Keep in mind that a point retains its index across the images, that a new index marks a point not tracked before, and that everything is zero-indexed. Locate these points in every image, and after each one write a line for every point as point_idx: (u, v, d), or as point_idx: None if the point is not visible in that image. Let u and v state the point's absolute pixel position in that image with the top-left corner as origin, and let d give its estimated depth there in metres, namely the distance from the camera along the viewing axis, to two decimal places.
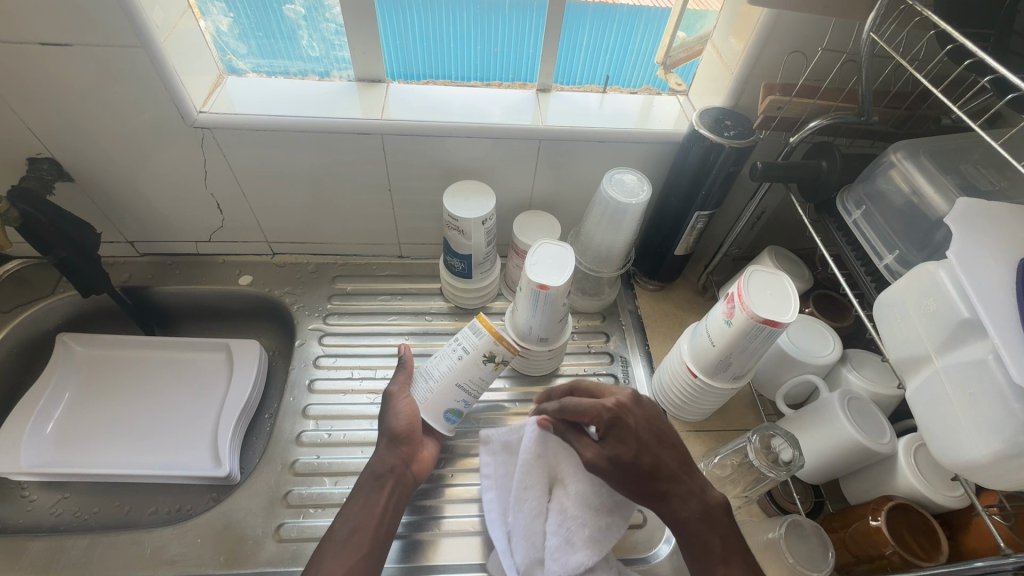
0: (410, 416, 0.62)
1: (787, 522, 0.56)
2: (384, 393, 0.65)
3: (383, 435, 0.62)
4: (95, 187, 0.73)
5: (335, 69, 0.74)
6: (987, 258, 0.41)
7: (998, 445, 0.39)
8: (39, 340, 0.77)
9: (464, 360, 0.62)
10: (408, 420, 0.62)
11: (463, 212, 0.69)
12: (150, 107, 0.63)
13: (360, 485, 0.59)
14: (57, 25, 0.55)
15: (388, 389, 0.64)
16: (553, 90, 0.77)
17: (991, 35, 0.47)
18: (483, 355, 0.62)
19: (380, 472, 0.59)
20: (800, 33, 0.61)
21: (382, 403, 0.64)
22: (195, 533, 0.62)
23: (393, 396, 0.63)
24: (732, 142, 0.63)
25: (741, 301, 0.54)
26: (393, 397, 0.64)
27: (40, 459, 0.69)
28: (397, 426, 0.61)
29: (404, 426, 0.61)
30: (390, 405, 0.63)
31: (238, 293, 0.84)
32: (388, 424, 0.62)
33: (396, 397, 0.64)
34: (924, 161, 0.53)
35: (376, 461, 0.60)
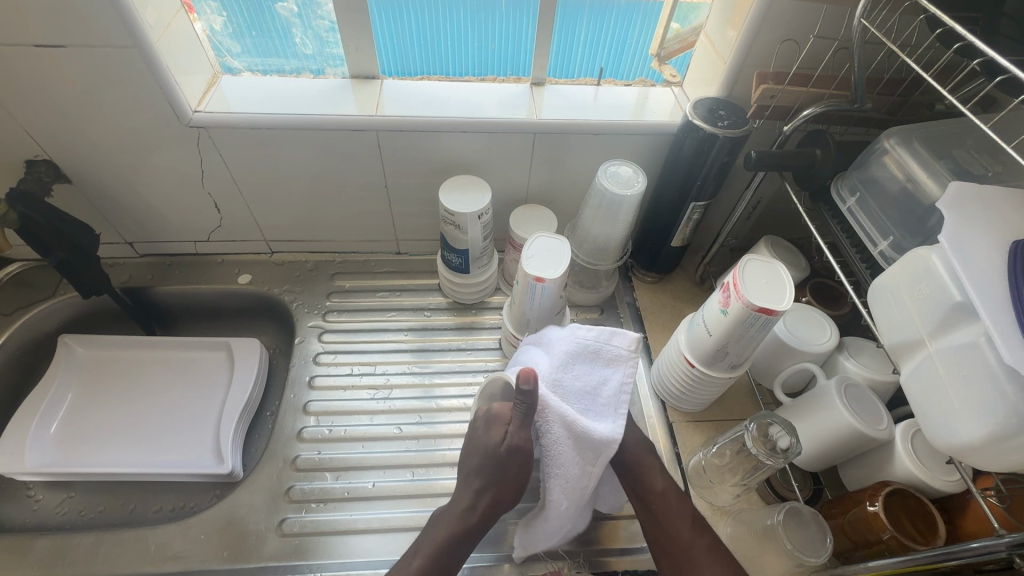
0: (520, 476, 0.54)
1: (784, 509, 0.57)
2: (503, 441, 0.53)
3: (486, 490, 0.55)
4: (93, 188, 0.73)
5: (330, 67, 0.74)
6: (979, 241, 0.42)
7: (990, 427, 0.39)
8: (42, 341, 0.78)
9: None
10: (513, 488, 0.55)
11: (459, 207, 0.69)
12: (145, 108, 0.63)
13: (434, 541, 0.53)
14: (54, 27, 0.55)
15: (508, 447, 0.53)
16: (547, 84, 0.77)
17: (979, 18, 0.48)
18: None
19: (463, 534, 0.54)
20: (791, 22, 0.61)
21: (500, 451, 0.53)
22: (198, 529, 0.62)
23: (516, 455, 0.52)
24: (726, 132, 0.63)
25: (736, 290, 0.55)
26: (515, 457, 0.53)
27: (45, 459, 0.69)
28: (502, 496, 0.55)
29: (516, 483, 0.54)
30: (509, 462, 0.53)
31: (238, 292, 0.85)
32: (499, 484, 0.54)
33: (517, 453, 0.53)
34: (917, 146, 0.53)
35: (468, 524, 0.54)
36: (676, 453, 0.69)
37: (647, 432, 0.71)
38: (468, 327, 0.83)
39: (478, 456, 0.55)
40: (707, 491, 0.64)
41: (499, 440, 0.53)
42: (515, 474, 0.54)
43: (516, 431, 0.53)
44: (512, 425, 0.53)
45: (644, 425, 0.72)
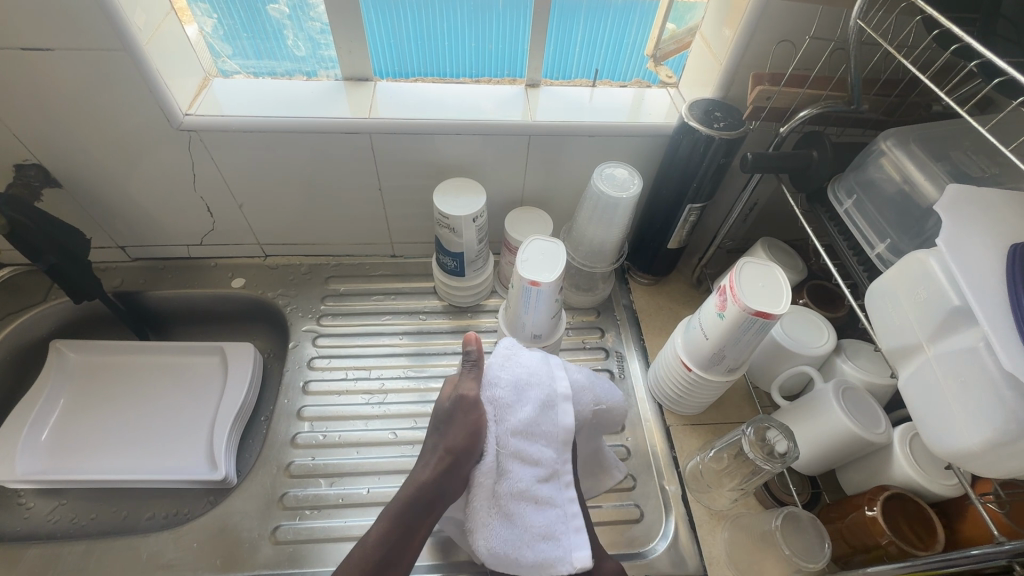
0: (469, 431, 0.50)
1: (782, 514, 0.56)
2: (450, 395, 0.53)
3: (437, 446, 0.50)
4: (84, 192, 0.72)
5: (323, 69, 0.73)
6: (977, 244, 0.41)
7: (989, 433, 0.39)
8: (33, 346, 0.77)
9: None
10: (465, 437, 0.50)
11: (453, 210, 0.69)
12: (135, 112, 0.63)
13: (383, 512, 0.47)
14: (41, 30, 0.54)
15: (455, 397, 0.52)
16: (543, 85, 0.77)
17: (977, 19, 0.47)
18: None
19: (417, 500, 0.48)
20: (788, 23, 0.60)
21: (446, 406, 0.52)
22: (190, 537, 0.62)
23: (460, 404, 0.52)
24: (722, 134, 0.62)
25: (733, 293, 0.54)
26: (462, 407, 0.52)
27: (36, 466, 0.69)
28: (456, 445, 0.50)
29: (461, 442, 0.50)
30: (456, 413, 0.51)
31: (232, 296, 0.84)
32: (447, 434, 0.51)
33: (464, 403, 0.52)
34: (914, 148, 0.53)
35: (421, 480, 0.49)
36: (673, 457, 0.69)
37: (644, 436, 0.71)
38: (464, 330, 0.82)
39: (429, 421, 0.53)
40: (704, 495, 0.64)
41: (448, 393, 0.53)
42: (462, 432, 0.50)
43: (467, 384, 0.53)
44: (461, 381, 0.54)
45: (641, 428, 0.71)
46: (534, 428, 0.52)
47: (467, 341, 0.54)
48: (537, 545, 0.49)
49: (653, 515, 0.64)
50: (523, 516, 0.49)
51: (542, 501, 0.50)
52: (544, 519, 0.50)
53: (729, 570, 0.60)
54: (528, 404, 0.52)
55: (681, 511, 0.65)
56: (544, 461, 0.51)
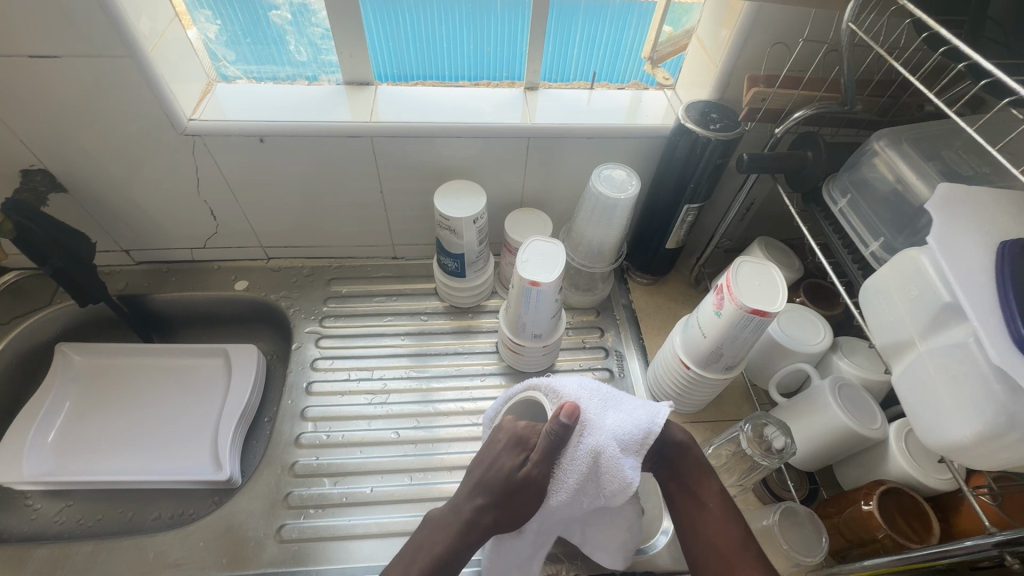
0: (523, 511, 0.51)
1: (780, 509, 0.57)
2: (518, 469, 0.51)
3: (488, 512, 0.51)
4: (89, 197, 0.73)
5: (324, 73, 0.74)
6: (967, 242, 0.42)
7: (980, 427, 0.40)
8: (38, 349, 0.78)
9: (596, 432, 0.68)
10: (517, 513, 0.51)
11: (454, 212, 0.70)
12: (139, 117, 0.64)
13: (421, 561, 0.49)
14: (48, 38, 0.55)
15: (523, 476, 0.51)
16: (541, 88, 0.78)
17: (966, 22, 0.48)
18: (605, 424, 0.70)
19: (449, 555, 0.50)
20: (782, 25, 0.61)
21: (514, 478, 0.51)
22: (197, 536, 0.63)
23: (528, 484, 0.50)
24: (718, 135, 0.63)
25: (730, 292, 0.55)
26: (525, 489, 0.51)
27: (43, 467, 0.70)
28: (502, 518, 0.51)
29: (512, 518, 0.51)
30: (521, 491, 0.51)
31: (234, 298, 0.85)
32: (502, 508, 0.51)
33: (531, 484, 0.51)
34: (906, 148, 0.54)
35: (461, 544, 0.50)
36: None
37: None
38: (465, 330, 0.83)
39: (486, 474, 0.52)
40: None
41: (516, 466, 0.51)
42: (519, 510, 0.51)
43: (536, 464, 0.51)
44: (535, 456, 0.51)
45: None
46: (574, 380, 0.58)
47: (563, 410, 0.49)
48: (628, 415, 0.53)
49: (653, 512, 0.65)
50: (606, 405, 0.54)
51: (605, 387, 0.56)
52: (624, 401, 0.55)
53: None
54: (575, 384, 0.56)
55: None
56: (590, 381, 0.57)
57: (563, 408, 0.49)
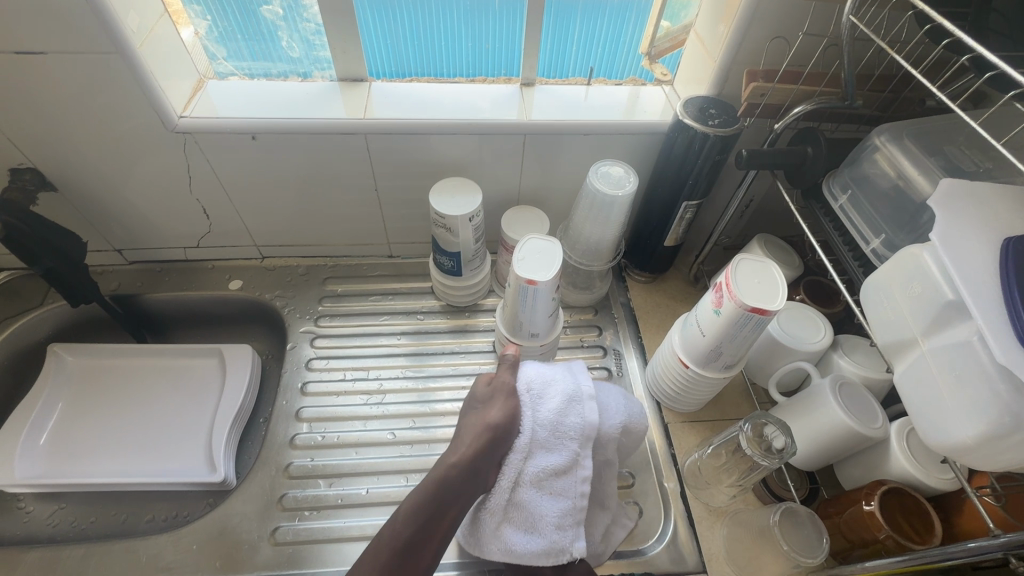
0: (511, 414, 0.55)
1: (781, 509, 0.57)
2: (493, 395, 0.57)
3: (480, 423, 0.54)
4: (80, 196, 0.72)
5: (318, 70, 0.73)
6: (970, 239, 0.41)
7: (983, 427, 0.39)
8: (30, 351, 0.77)
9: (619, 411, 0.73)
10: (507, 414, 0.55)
11: (449, 210, 0.69)
12: (129, 114, 0.63)
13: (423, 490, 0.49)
14: (34, 34, 0.54)
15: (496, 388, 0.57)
16: (538, 84, 0.77)
17: (968, 14, 0.47)
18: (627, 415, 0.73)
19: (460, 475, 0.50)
20: (781, 19, 0.60)
21: (484, 393, 0.58)
22: (190, 539, 0.62)
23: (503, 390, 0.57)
24: (717, 131, 0.62)
25: (728, 290, 0.54)
26: (502, 390, 0.57)
27: (35, 470, 0.69)
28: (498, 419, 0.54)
29: (501, 423, 0.54)
30: (495, 396, 0.57)
31: (229, 298, 0.84)
32: (489, 411, 0.55)
33: (504, 390, 0.57)
34: (908, 143, 0.53)
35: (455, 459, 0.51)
36: (672, 454, 0.69)
37: (642, 433, 0.71)
38: (461, 330, 0.82)
39: (465, 406, 0.58)
40: (703, 493, 0.64)
41: (485, 385, 0.59)
42: (507, 413, 0.55)
43: (507, 376, 0.59)
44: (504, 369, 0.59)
45: None
46: (563, 431, 0.55)
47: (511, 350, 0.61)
48: (526, 540, 0.53)
49: (652, 512, 0.65)
50: (525, 514, 0.54)
51: (547, 501, 0.54)
52: (541, 525, 0.53)
53: (728, 566, 0.60)
54: (553, 432, 0.55)
55: (680, 508, 0.65)
56: (566, 459, 0.54)
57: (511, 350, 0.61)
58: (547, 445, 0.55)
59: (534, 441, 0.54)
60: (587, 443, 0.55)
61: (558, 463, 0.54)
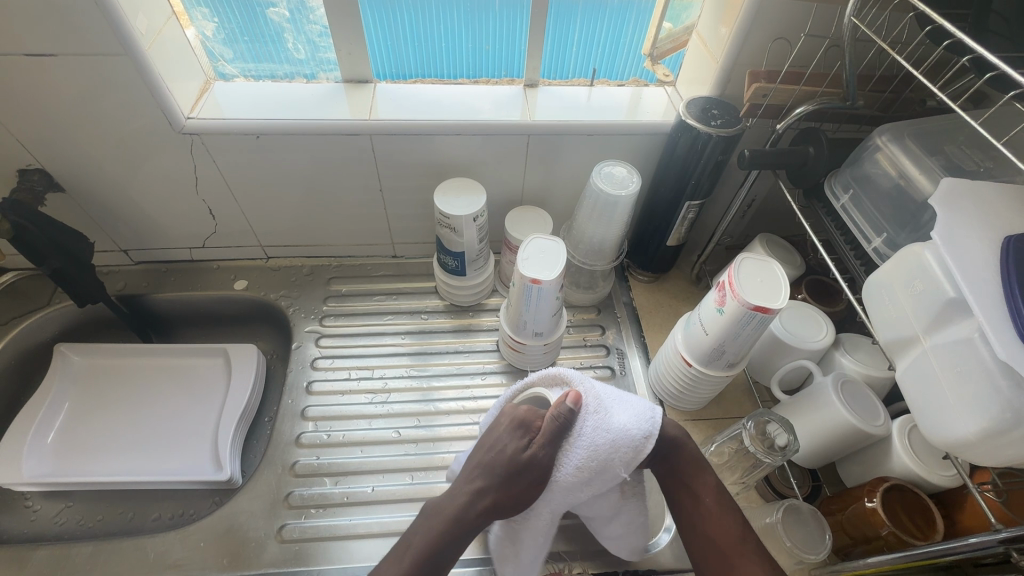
0: (524, 492, 0.52)
1: (783, 506, 0.57)
2: (522, 451, 0.52)
3: (487, 492, 0.52)
4: (87, 196, 0.73)
5: (322, 71, 0.74)
6: (971, 237, 0.42)
7: (985, 422, 0.39)
8: (37, 350, 0.78)
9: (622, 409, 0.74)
10: (513, 499, 0.52)
11: (453, 210, 0.69)
12: (137, 115, 0.63)
13: (415, 544, 0.52)
14: (45, 37, 0.55)
15: (527, 458, 0.51)
16: (540, 85, 0.77)
17: (968, 15, 0.48)
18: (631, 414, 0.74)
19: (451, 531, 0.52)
20: (783, 20, 0.61)
21: (518, 458, 0.52)
22: (197, 537, 0.62)
23: (533, 460, 0.52)
24: (719, 131, 0.63)
25: (732, 289, 0.55)
26: (530, 472, 0.52)
27: (43, 468, 0.69)
28: (503, 500, 0.52)
29: (513, 497, 0.52)
30: (523, 474, 0.52)
31: (234, 298, 0.84)
32: (501, 491, 0.52)
33: (534, 467, 0.52)
34: (910, 143, 0.54)
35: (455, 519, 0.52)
36: None
37: None
38: (465, 329, 0.83)
39: (485, 457, 0.54)
40: None
41: (520, 447, 0.52)
42: (520, 491, 0.52)
43: (543, 446, 0.52)
44: (540, 437, 0.52)
45: None
46: None
47: (569, 396, 0.52)
48: (633, 404, 0.54)
49: (656, 509, 0.65)
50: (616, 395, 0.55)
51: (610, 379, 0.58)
52: (632, 396, 0.55)
53: None
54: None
55: None
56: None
57: (570, 394, 0.53)
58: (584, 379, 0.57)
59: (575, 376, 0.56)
60: None
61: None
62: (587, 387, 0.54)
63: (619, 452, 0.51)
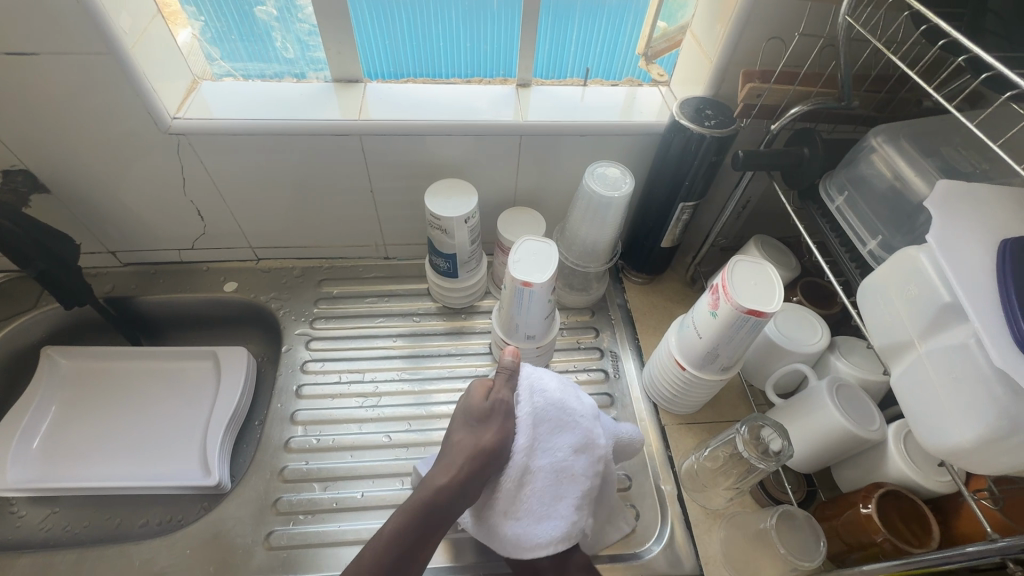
0: (503, 432, 0.55)
1: (777, 513, 0.56)
2: (485, 398, 0.57)
3: (467, 443, 0.54)
4: (73, 198, 0.72)
5: (313, 71, 0.73)
6: (967, 240, 0.41)
7: (981, 430, 0.39)
8: (23, 354, 0.76)
9: (620, 411, 0.73)
10: (500, 438, 0.54)
11: (445, 211, 0.68)
12: (122, 115, 0.62)
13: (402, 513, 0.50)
14: (27, 35, 0.54)
15: (490, 401, 0.56)
16: (534, 85, 0.76)
17: (965, 14, 0.47)
18: (632, 417, 0.73)
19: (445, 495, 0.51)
20: (777, 20, 0.60)
21: (482, 404, 0.56)
22: (184, 544, 0.61)
23: (500, 406, 0.56)
24: (713, 131, 0.62)
25: (725, 292, 0.54)
26: (500, 409, 0.56)
27: (28, 474, 0.68)
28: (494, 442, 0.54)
29: (496, 443, 0.54)
30: (493, 416, 0.56)
31: (224, 300, 0.83)
32: (481, 435, 0.54)
33: (501, 406, 0.56)
34: (905, 144, 0.53)
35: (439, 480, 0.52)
36: (669, 456, 0.69)
37: (639, 435, 0.71)
38: (458, 332, 0.82)
39: (457, 412, 0.57)
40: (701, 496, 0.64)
41: (482, 396, 0.57)
42: (498, 432, 0.55)
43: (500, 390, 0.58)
44: (497, 386, 0.58)
45: (636, 428, 0.71)
46: (564, 411, 0.57)
47: (508, 352, 0.59)
48: (543, 524, 0.53)
49: (649, 515, 0.64)
50: (542, 493, 0.54)
51: (565, 483, 0.54)
52: (562, 495, 0.54)
53: (725, 569, 0.60)
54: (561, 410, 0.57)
55: (676, 511, 0.64)
56: (580, 438, 0.56)
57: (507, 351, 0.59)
58: (550, 425, 0.56)
59: (537, 425, 0.56)
60: (589, 424, 0.57)
61: (574, 443, 0.56)
62: (506, 473, 0.54)
63: (498, 536, 0.55)
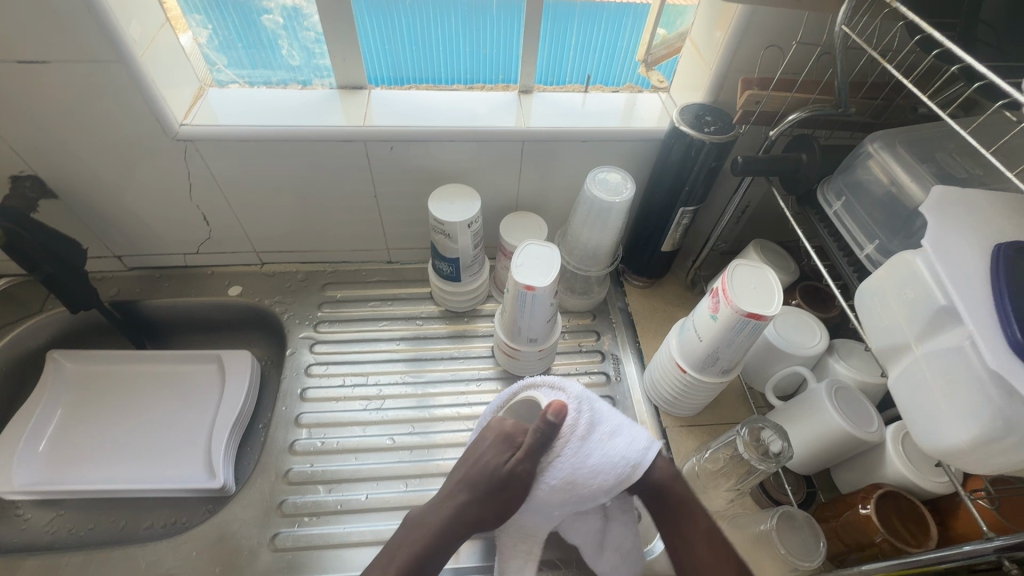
0: (506, 509, 0.52)
1: (777, 514, 0.57)
2: (505, 463, 0.52)
3: (472, 505, 0.52)
4: (80, 203, 0.73)
5: (317, 78, 0.74)
6: (961, 245, 0.42)
7: (976, 431, 0.39)
8: (30, 357, 0.77)
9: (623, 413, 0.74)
10: (495, 511, 0.52)
11: (448, 216, 0.69)
12: (130, 122, 0.63)
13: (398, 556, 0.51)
14: (39, 44, 0.55)
15: (508, 472, 0.51)
16: (535, 91, 0.77)
17: (958, 24, 0.48)
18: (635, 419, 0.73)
19: (445, 534, 0.52)
20: (775, 28, 0.61)
21: (500, 472, 0.52)
22: (189, 546, 0.62)
23: (513, 479, 0.51)
24: (713, 138, 0.63)
25: (725, 296, 0.55)
26: (513, 486, 0.51)
27: (34, 477, 0.69)
28: (483, 514, 0.52)
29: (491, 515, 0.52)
30: (506, 487, 0.51)
31: (228, 303, 0.84)
32: (485, 505, 0.52)
33: (515, 480, 0.51)
34: (900, 150, 0.54)
35: (433, 529, 0.52)
36: (670, 458, 0.69)
37: None
38: (460, 335, 0.83)
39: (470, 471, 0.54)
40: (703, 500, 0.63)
41: (502, 461, 0.52)
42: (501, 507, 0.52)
43: (520, 460, 0.51)
44: (521, 452, 0.51)
45: None
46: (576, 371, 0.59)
47: (551, 408, 0.50)
48: (636, 437, 0.54)
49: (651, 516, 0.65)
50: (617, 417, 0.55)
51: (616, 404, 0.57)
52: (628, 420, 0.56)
53: None
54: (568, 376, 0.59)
55: None
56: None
57: (551, 405, 0.50)
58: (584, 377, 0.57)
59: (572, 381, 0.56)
60: None
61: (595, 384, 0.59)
62: (578, 415, 0.52)
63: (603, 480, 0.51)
